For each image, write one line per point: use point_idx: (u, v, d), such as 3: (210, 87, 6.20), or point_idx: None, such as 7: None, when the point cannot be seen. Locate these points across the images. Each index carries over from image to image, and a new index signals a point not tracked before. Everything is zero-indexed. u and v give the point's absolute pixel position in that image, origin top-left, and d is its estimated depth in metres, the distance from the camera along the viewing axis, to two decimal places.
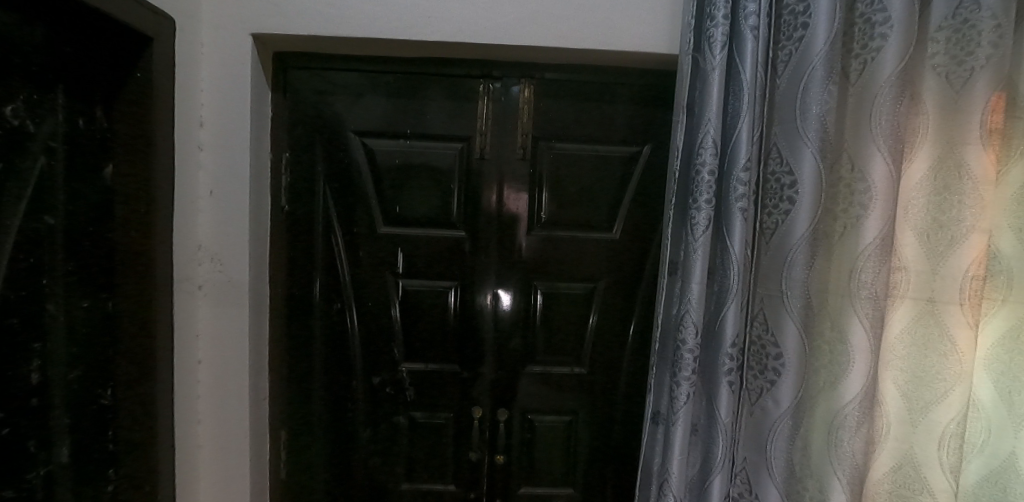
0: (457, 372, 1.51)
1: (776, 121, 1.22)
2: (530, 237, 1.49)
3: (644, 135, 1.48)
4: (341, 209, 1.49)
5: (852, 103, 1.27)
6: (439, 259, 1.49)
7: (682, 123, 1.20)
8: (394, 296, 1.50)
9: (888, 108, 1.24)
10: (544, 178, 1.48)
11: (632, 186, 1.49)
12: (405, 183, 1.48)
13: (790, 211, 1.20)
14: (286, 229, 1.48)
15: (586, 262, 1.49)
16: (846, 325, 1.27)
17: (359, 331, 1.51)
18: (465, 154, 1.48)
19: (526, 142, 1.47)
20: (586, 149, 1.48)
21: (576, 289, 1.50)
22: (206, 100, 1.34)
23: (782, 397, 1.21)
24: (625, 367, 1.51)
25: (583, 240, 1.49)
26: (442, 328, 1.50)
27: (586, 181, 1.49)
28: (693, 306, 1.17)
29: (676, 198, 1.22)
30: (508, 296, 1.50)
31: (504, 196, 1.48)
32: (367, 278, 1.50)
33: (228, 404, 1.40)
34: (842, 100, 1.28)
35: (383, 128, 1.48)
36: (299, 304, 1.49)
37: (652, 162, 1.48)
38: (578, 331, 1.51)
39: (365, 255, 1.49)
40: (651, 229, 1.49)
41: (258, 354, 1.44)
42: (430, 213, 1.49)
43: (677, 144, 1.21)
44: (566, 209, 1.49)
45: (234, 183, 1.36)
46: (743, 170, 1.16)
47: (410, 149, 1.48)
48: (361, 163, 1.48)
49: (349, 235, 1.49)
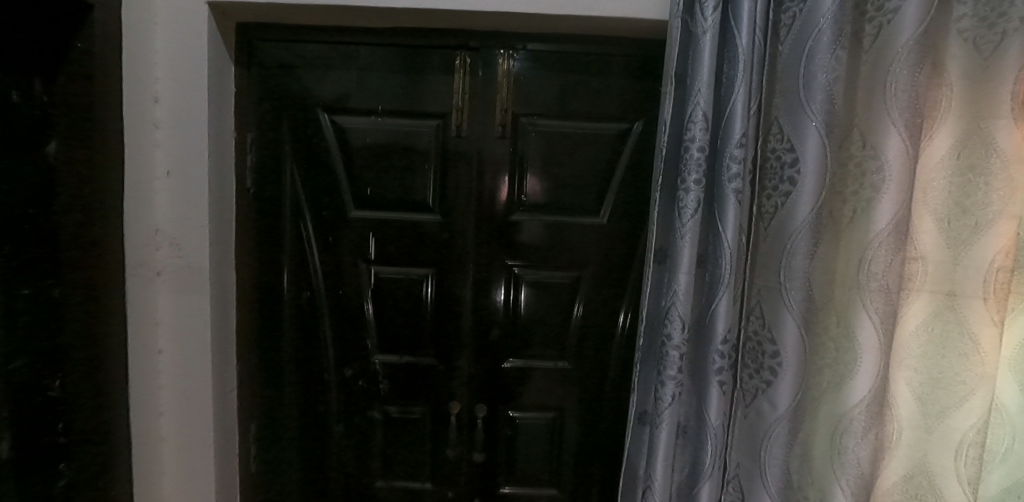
0: (434, 365, 1.42)
1: (777, 92, 1.10)
2: (511, 222, 1.38)
3: (635, 112, 1.36)
4: (310, 191, 1.40)
5: (864, 73, 1.14)
6: (415, 245, 1.40)
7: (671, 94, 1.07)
8: (367, 284, 1.42)
9: (906, 78, 1.10)
10: (526, 158, 1.37)
11: (622, 167, 1.37)
12: (378, 164, 1.39)
13: (792, 193, 1.07)
14: (252, 212, 1.40)
15: (571, 249, 1.39)
16: (854, 321, 1.15)
17: (330, 321, 1.43)
18: (441, 132, 1.38)
19: (506, 118, 1.36)
20: (572, 126, 1.37)
21: (560, 278, 1.40)
22: (162, 74, 1.26)
23: (779, 399, 1.09)
24: (612, 362, 1.40)
25: (568, 224, 1.38)
26: (418, 318, 1.42)
27: (572, 162, 1.37)
28: (680, 298, 1.05)
29: (663, 178, 1.09)
30: (503, 290, 1.40)
31: (482, 178, 1.38)
32: (339, 265, 1.41)
33: (191, 396, 1.33)
34: (854, 69, 1.14)
35: (354, 104, 1.38)
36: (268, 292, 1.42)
37: (644, 141, 1.36)
38: (563, 323, 1.41)
39: (336, 240, 1.41)
40: (643, 214, 1.38)
41: (223, 345, 1.37)
42: (405, 196, 1.39)
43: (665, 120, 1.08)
44: (550, 192, 1.38)
45: (192, 163, 1.27)
46: (737, 146, 1.03)
47: (383, 128, 1.38)
48: (331, 143, 1.40)
49: (319, 218, 1.41)
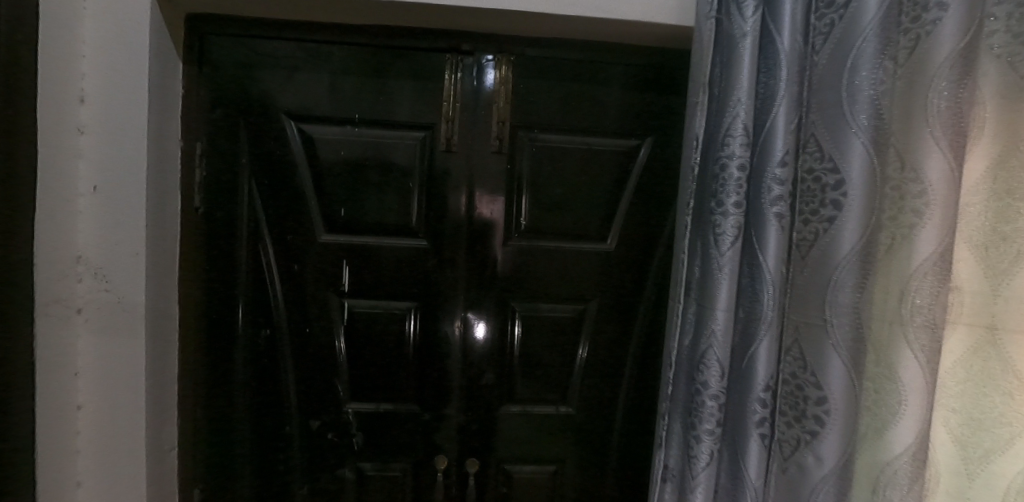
0: (418, 414, 1.22)
1: (816, 105, 0.98)
2: (507, 248, 1.22)
3: (644, 126, 1.23)
4: (271, 212, 1.20)
5: (900, 77, 0.95)
6: (396, 275, 1.21)
7: (703, 105, 0.94)
8: (339, 321, 1.21)
9: (949, 80, 0.93)
10: (523, 176, 1.22)
11: (631, 187, 1.24)
12: (354, 181, 1.20)
13: (836, 218, 0.94)
14: (202, 236, 1.19)
15: (575, 279, 1.23)
16: (896, 363, 0.99)
17: (294, 364, 1.22)
18: (427, 145, 1.21)
19: (502, 131, 1.20)
20: (576, 142, 1.22)
21: (562, 311, 1.24)
22: (89, 69, 1.04)
23: (825, 453, 0.96)
24: (620, 406, 1.25)
25: (571, 251, 1.23)
26: (398, 359, 1.22)
27: (575, 181, 1.23)
28: (718, 340, 0.91)
29: (693, 200, 0.96)
30: (483, 326, 1.22)
31: (475, 198, 1.21)
32: (306, 298, 1.21)
33: (119, 460, 1.09)
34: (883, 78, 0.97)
35: (325, 112, 1.20)
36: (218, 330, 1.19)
37: (654, 158, 1.23)
38: (564, 362, 1.25)
39: (303, 268, 1.20)
40: (653, 240, 1.24)
41: (161, 394, 1.14)
42: (384, 219, 1.21)
43: (696, 134, 0.95)
44: (550, 215, 1.22)
45: (126, 177, 1.06)
46: (780, 164, 0.89)
47: (359, 140, 1.20)
48: (298, 156, 1.20)
49: (282, 243, 1.20)
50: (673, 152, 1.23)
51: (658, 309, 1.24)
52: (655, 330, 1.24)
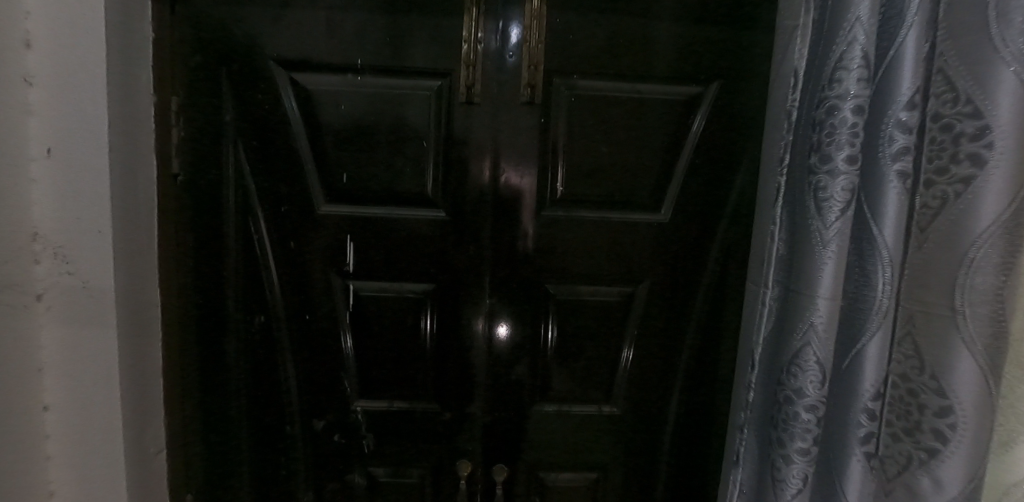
0: (437, 413, 1.06)
1: (944, 12, 0.68)
2: (539, 220, 1.02)
3: (708, 70, 1.00)
4: (263, 179, 1.02)
5: None
6: (410, 254, 1.03)
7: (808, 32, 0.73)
8: (345, 307, 1.04)
9: None
10: (560, 133, 1.01)
11: (690, 145, 1.02)
12: (358, 142, 1.01)
13: (976, 177, 0.66)
14: (184, 210, 1.01)
15: (622, 257, 1.03)
16: None
17: (294, 356, 1.05)
18: (444, 96, 1.01)
19: (535, 78, 0.99)
20: (625, 90, 1.01)
21: (607, 295, 1.04)
22: (35, 7, 0.86)
23: (948, 483, 0.69)
24: (673, 405, 1.07)
25: (618, 223, 1.03)
26: (413, 351, 1.05)
27: (622, 139, 1.01)
28: (819, 336, 0.69)
29: (790, 157, 0.75)
30: (507, 330, 1.04)
31: (502, 162, 1.01)
32: (305, 281, 1.03)
33: (95, 470, 0.94)
34: None
35: (323, 58, 1.00)
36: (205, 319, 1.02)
37: (719, 110, 1.01)
38: (607, 355, 1.06)
39: (302, 245, 1.03)
40: (715, 209, 1.03)
41: (142, 396, 0.97)
42: (394, 187, 1.02)
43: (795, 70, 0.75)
44: (592, 180, 1.02)
45: (86, 138, 0.88)
46: (906, 107, 0.68)
47: (364, 91, 1.00)
48: (292, 112, 1.01)
49: (276, 216, 1.02)
50: (744, 103, 1.01)
51: (720, 291, 1.04)
52: (717, 318, 1.04)
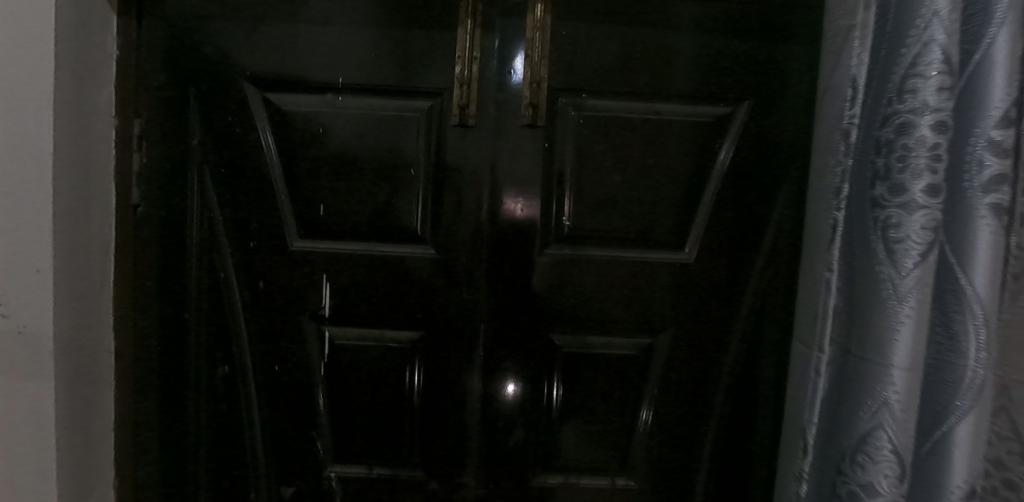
0: (423, 481, 0.92)
1: None
2: (542, 259, 0.88)
3: (738, 88, 0.87)
4: (232, 211, 0.91)
5: None
6: (393, 297, 0.90)
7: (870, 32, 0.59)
8: (319, 356, 0.91)
9: None
10: (566, 159, 0.88)
11: (718, 173, 0.88)
12: (337, 169, 0.89)
13: None
14: (145, 245, 0.90)
15: (639, 303, 0.89)
16: None
17: (262, 411, 0.92)
18: (435, 117, 0.89)
19: (538, 97, 0.86)
20: (641, 110, 0.87)
21: (621, 346, 0.89)
22: None
23: None
24: (699, 479, 0.90)
25: (634, 264, 0.88)
26: (396, 409, 0.91)
27: (639, 166, 0.88)
28: (893, 419, 0.54)
29: (849, 187, 0.61)
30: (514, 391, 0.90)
31: (500, 193, 0.88)
32: (275, 326, 0.91)
33: None
34: None
35: (300, 76, 0.89)
36: (164, 368, 0.91)
37: (750, 133, 0.87)
38: (622, 418, 0.90)
39: (272, 285, 0.91)
40: (748, 248, 0.88)
41: (85, 458, 0.84)
42: (377, 220, 0.90)
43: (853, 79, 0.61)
44: (604, 213, 0.88)
45: (28, 162, 0.76)
46: (1001, 124, 0.53)
47: (345, 113, 0.89)
48: (265, 136, 0.90)
49: (244, 252, 0.91)
50: (779, 125, 0.87)
51: (756, 345, 0.88)
52: (751, 376, 0.89)
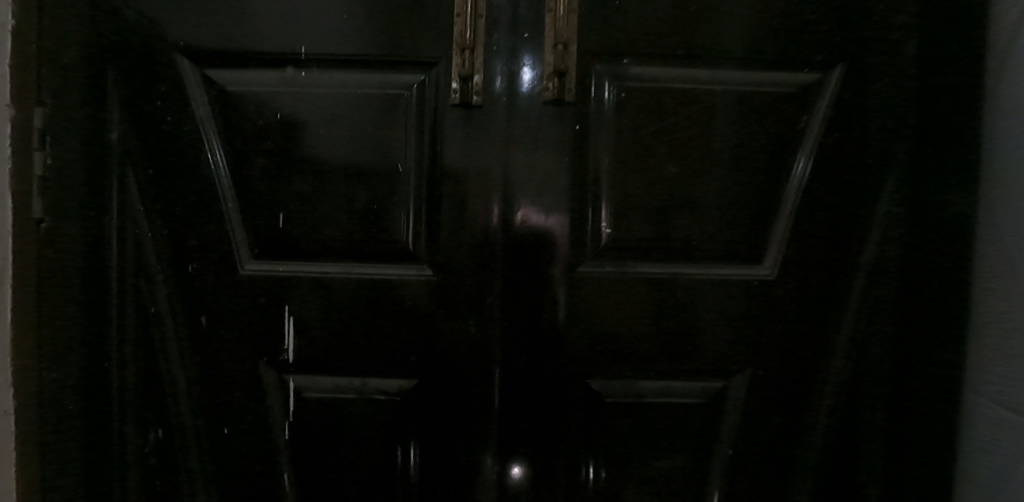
0: None
1: None
2: (575, 280, 0.67)
3: (827, 49, 0.66)
4: (165, 226, 0.69)
5: None
6: (377, 334, 0.68)
7: None
8: (282, 413, 0.70)
9: None
10: (605, 147, 0.67)
11: (806, 159, 0.67)
12: (301, 167, 0.68)
13: None
14: (61, 278, 0.65)
15: (705, 335, 0.67)
16: None
17: (209, 487, 0.71)
18: (428, 96, 0.68)
19: (565, 64, 0.65)
20: (702, 80, 0.66)
21: (681, 393, 0.68)
22: None
23: None
24: None
25: (694, 284, 0.67)
26: (386, 483, 0.69)
27: (702, 152, 0.66)
28: None
29: None
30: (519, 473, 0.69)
31: (515, 194, 0.67)
32: (226, 376, 0.70)
33: None
34: None
35: (251, 46, 0.68)
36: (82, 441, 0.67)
37: (842, 108, 0.67)
38: (685, 487, 0.68)
39: (220, 323, 0.69)
40: (844, 259, 0.67)
41: None
42: (355, 233, 0.68)
43: None
44: (657, 216, 0.67)
45: None
46: None
47: (311, 93, 0.68)
48: (206, 125, 0.69)
49: (181, 280, 0.69)
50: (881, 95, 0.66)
51: (856, 385, 0.67)
52: (847, 430, 0.68)
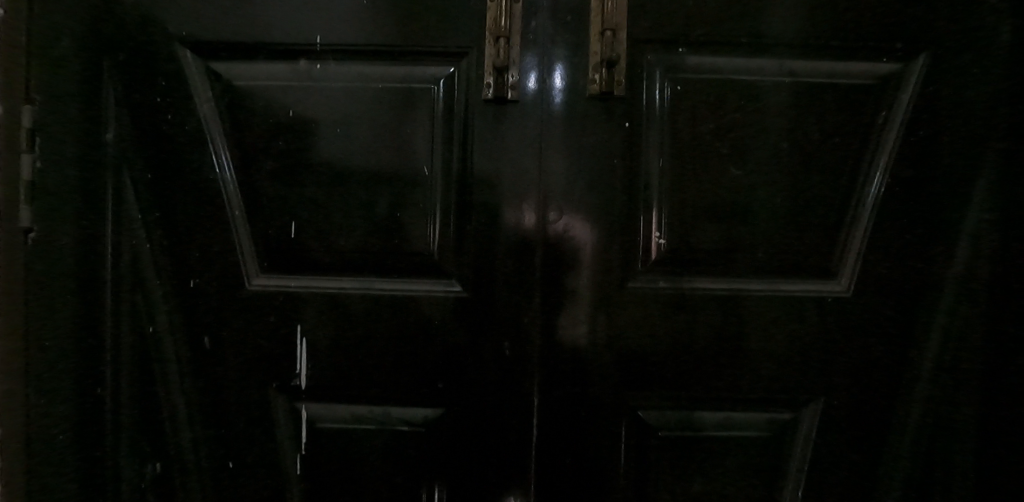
0: None
1: None
2: (624, 296, 0.60)
3: (908, 35, 0.59)
4: (166, 236, 0.62)
5: None
6: (400, 357, 0.61)
7: None
8: (294, 445, 0.63)
9: None
10: (657, 146, 0.59)
11: (885, 160, 0.59)
12: (314, 169, 0.61)
13: None
14: (53, 297, 0.58)
15: (771, 357, 0.60)
16: None
17: None
18: (458, 91, 0.61)
19: (615, 51, 0.58)
20: (767, 71, 0.59)
21: (746, 424, 0.60)
22: None
23: None
24: None
25: (760, 299, 0.59)
26: None
27: (766, 151, 0.59)
28: None
29: None
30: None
31: (555, 200, 0.60)
32: (232, 403, 0.63)
33: None
34: None
35: (260, 36, 0.61)
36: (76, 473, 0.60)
37: (927, 101, 0.59)
38: None
39: (224, 343, 0.62)
40: (925, 273, 0.59)
41: None
42: (376, 244, 0.61)
43: None
44: (717, 225, 0.59)
45: None
46: None
47: (327, 87, 0.61)
48: (210, 124, 0.62)
49: (183, 296, 0.62)
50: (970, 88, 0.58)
51: (941, 416, 0.59)
52: (930, 468, 0.60)
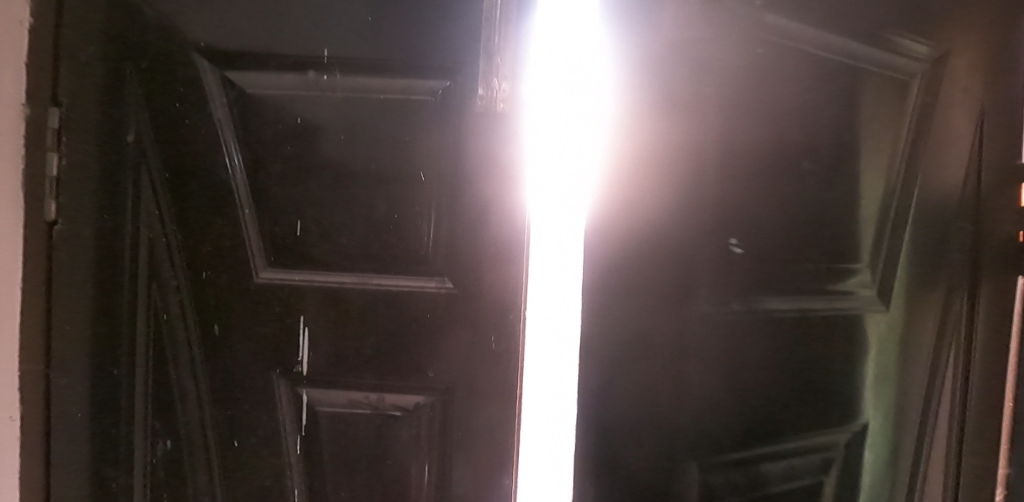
0: None
1: None
2: (712, 263, 0.66)
3: None
4: (181, 229, 0.67)
5: None
6: (396, 345, 0.67)
7: None
8: (294, 427, 0.68)
9: None
10: (743, 110, 0.65)
11: (930, 131, 0.67)
12: (319, 172, 0.66)
13: None
14: (73, 278, 0.65)
15: (823, 338, 0.69)
16: None
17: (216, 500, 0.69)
18: (454, 103, 0.65)
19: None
20: (834, 47, 0.66)
21: (805, 463, 0.69)
22: None
23: None
24: None
25: (821, 319, 0.68)
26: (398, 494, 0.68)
27: (832, 127, 0.66)
28: None
29: None
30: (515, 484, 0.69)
31: (560, 198, 0.68)
32: (237, 388, 0.67)
33: None
34: None
35: (273, 49, 0.66)
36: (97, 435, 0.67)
37: None
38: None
39: (231, 332, 0.67)
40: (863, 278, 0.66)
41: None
42: (376, 243, 0.66)
43: None
44: (786, 198, 0.67)
45: None
46: None
47: (332, 98, 0.66)
48: (224, 128, 0.67)
49: (193, 287, 0.67)
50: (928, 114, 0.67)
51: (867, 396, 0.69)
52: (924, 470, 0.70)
